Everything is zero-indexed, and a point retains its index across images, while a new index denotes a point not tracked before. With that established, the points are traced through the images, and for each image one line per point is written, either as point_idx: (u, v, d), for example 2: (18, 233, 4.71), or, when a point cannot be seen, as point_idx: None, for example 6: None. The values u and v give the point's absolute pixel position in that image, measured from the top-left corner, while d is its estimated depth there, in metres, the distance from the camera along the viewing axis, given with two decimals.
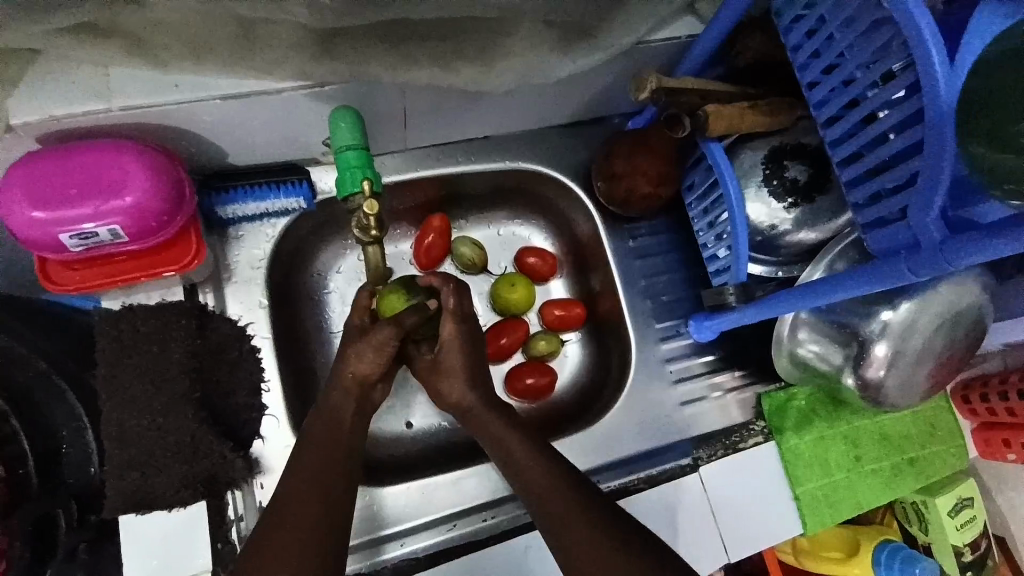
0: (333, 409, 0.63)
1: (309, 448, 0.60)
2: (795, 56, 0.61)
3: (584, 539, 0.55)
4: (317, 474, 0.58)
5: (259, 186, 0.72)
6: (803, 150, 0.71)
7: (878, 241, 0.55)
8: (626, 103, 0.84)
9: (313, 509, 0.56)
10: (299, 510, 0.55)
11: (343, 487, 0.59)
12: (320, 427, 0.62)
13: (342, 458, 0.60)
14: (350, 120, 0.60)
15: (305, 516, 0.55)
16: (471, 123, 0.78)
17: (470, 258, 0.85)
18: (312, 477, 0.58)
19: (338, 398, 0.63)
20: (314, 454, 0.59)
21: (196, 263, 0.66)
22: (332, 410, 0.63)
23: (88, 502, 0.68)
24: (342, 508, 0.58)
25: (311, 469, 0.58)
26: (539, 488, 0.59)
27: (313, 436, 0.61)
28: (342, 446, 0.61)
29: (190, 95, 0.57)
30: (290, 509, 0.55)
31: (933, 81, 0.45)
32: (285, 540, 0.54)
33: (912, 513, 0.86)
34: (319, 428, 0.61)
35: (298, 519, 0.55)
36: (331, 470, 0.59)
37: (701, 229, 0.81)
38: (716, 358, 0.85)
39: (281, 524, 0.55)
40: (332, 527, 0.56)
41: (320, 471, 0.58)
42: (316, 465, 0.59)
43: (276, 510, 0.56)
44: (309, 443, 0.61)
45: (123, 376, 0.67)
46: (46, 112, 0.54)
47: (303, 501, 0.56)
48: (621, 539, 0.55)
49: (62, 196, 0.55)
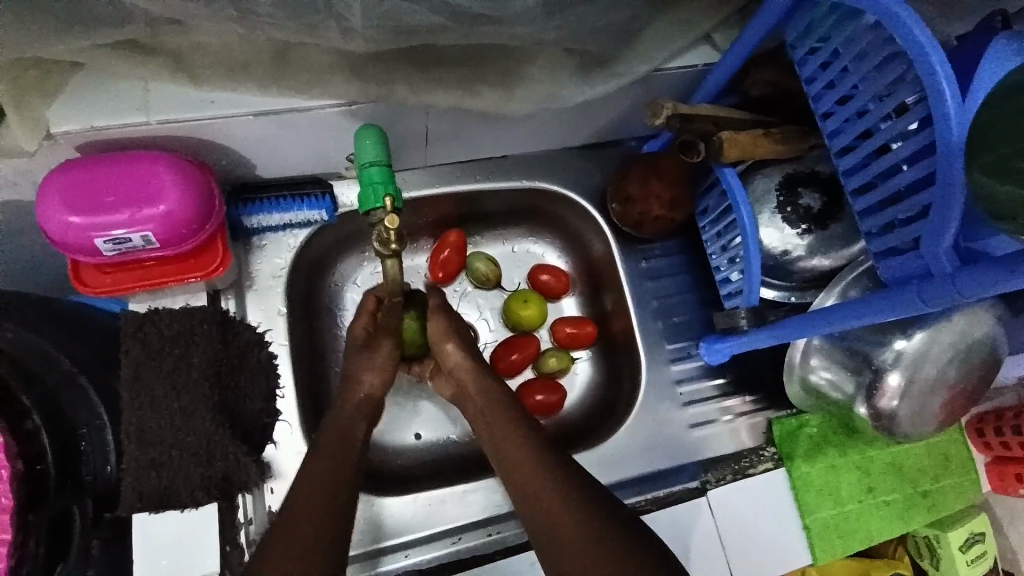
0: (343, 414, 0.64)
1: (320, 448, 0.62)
2: (809, 86, 0.62)
3: (590, 548, 0.53)
4: (326, 476, 0.59)
5: (284, 199, 0.74)
6: (816, 179, 0.72)
7: (891, 269, 0.55)
8: (642, 128, 0.85)
9: (320, 512, 0.56)
10: (310, 508, 0.56)
11: (349, 494, 0.60)
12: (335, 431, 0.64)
13: (343, 460, 0.61)
14: (375, 137, 0.63)
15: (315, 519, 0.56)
16: (489, 143, 0.80)
17: (484, 274, 0.87)
18: (319, 478, 0.59)
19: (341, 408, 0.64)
20: (323, 453, 0.61)
21: (222, 270, 0.68)
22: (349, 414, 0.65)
23: (106, 499, 0.70)
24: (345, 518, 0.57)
25: (321, 466, 0.60)
26: (543, 494, 0.58)
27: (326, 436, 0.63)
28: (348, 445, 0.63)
29: (225, 110, 0.59)
30: (298, 509, 0.56)
31: (944, 116, 0.46)
32: (292, 535, 0.54)
33: (924, 547, 0.84)
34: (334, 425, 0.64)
35: (302, 519, 0.55)
36: (332, 474, 0.60)
37: (714, 252, 0.82)
38: (727, 381, 0.85)
39: (288, 523, 0.55)
40: (335, 532, 0.55)
41: (332, 469, 0.60)
42: (325, 464, 0.60)
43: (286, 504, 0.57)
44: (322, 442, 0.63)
45: (148, 377, 0.70)
46: (86, 123, 0.57)
47: (312, 503, 0.57)
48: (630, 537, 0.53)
49: (99, 202, 0.58)
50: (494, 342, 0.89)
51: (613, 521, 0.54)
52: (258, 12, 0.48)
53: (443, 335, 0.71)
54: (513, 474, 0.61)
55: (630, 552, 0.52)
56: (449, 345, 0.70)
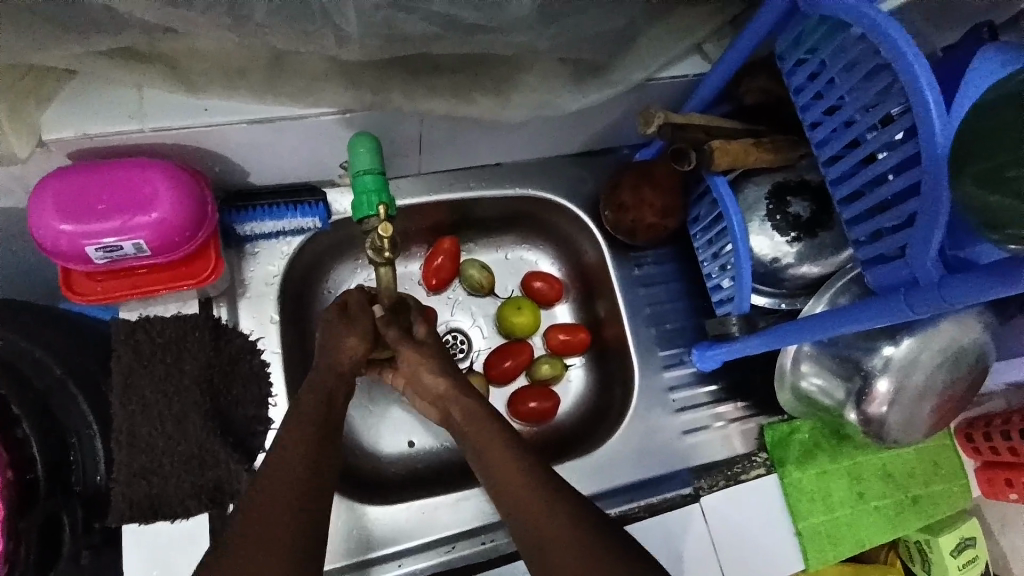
0: (336, 420, 0.64)
1: (291, 453, 0.58)
2: (798, 97, 0.63)
3: (569, 559, 0.54)
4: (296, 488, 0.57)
5: (277, 206, 0.74)
6: (806, 187, 0.73)
7: (879, 277, 0.56)
8: (634, 136, 0.86)
9: (292, 527, 0.55)
10: (281, 524, 0.54)
11: (330, 502, 0.58)
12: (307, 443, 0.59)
13: (321, 469, 0.59)
14: (370, 146, 0.63)
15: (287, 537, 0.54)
16: (484, 151, 0.81)
17: (477, 281, 0.87)
18: (292, 490, 0.57)
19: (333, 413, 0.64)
20: (295, 462, 0.58)
21: (214, 277, 0.68)
22: (336, 414, 0.64)
23: (95, 508, 0.69)
24: (317, 534, 0.56)
25: (292, 477, 0.57)
26: (528, 507, 0.58)
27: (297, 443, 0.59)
28: (324, 453, 0.60)
29: (220, 118, 0.59)
30: (265, 524, 0.54)
31: (929, 127, 0.47)
32: (258, 550, 0.53)
33: (916, 552, 0.84)
34: (307, 429, 0.60)
35: (271, 536, 0.54)
36: (304, 484, 0.57)
37: (705, 260, 0.82)
38: (719, 388, 0.85)
39: (255, 543, 0.53)
40: (305, 548, 0.54)
41: (309, 480, 0.58)
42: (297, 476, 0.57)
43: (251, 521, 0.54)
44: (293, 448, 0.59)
45: (139, 384, 0.69)
46: (78, 129, 0.57)
47: (279, 518, 0.55)
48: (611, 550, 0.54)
49: (92, 209, 0.58)
50: (487, 349, 0.90)
51: (597, 535, 0.55)
52: (254, 19, 0.48)
53: (419, 365, 0.67)
54: (500, 486, 0.60)
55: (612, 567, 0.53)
56: (425, 374, 0.67)
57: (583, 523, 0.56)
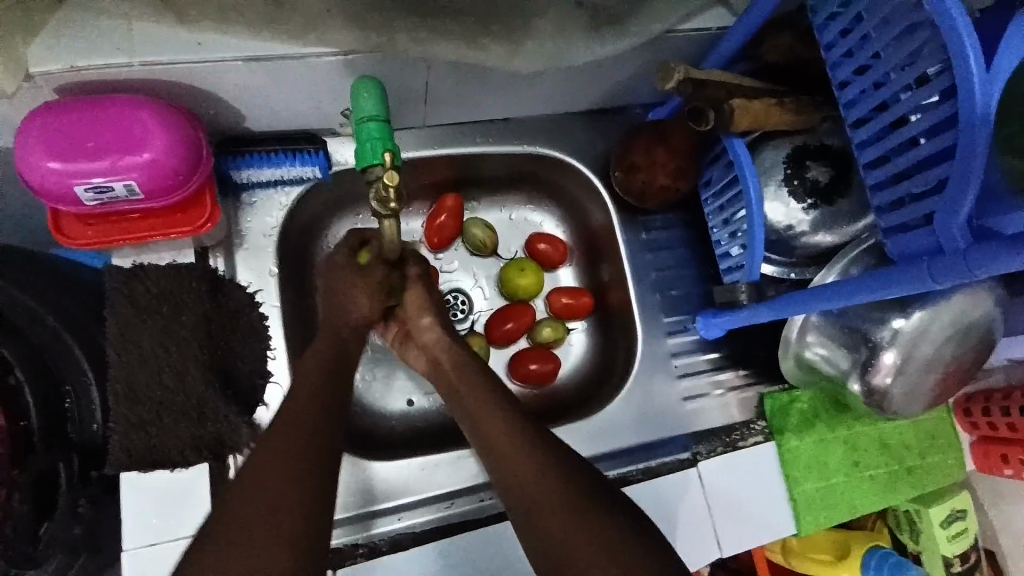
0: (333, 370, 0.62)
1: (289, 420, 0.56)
2: (827, 54, 0.60)
3: (555, 523, 0.54)
4: (290, 450, 0.54)
5: (274, 153, 0.71)
6: (826, 152, 0.70)
7: (900, 246, 0.54)
8: (648, 94, 0.83)
9: (290, 497, 0.51)
10: (266, 493, 0.51)
11: None
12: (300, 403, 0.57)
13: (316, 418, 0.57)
14: (374, 92, 0.60)
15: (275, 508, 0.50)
16: (491, 104, 0.77)
17: (481, 240, 0.86)
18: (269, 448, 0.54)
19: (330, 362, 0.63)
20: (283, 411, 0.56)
21: (210, 226, 0.66)
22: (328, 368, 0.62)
23: (94, 456, 0.68)
24: None
25: (285, 440, 0.54)
26: (518, 472, 0.57)
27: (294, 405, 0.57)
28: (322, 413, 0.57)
29: (214, 53, 0.56)
30: (250, 492, 0.51)
31: (968, 88, 0.45)
32: (251, 524, 0.49)
33: (905, 521, 0.86)
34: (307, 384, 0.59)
35: (252, 508, 0.50)
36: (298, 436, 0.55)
37: (715, 226, 0.81)
38: (720, 355, 0.85)
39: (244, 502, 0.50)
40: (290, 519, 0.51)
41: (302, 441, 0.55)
42: (285, 445, 0.54)
43: (238, 489, 0.51)
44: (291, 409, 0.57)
45: (137, 334, 0.68)
46: (67, 62, 0.53)
47: (268, 483, 0.51)
48: (603, 509, 0.54)
49: (81, 147, 0.55)
50: (489, 310, 0.88)
51: (588, 491, 0.55)
52: None
53: (422, 311, 0.68)
54: (493, 450, 0.60)
55: (603, 527, 0.53)
56: (427, 320, 0.69)
57: (573, 478, 0.56)
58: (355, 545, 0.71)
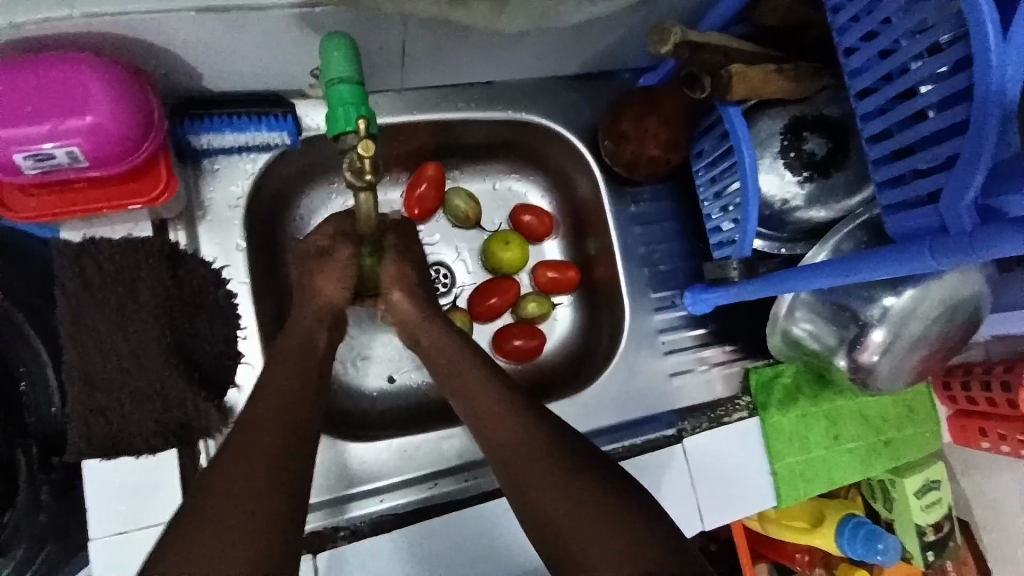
0: (304, 341, 0.58)
1: (263, 401, 0.53)
2: (834, 17, 0.56)
3: (552, 505, 0.51)
4: (268, 435, 0.51)
5: (238, 117, 0.65)
6: (824, 122, 0.67)
7: (901, 224, 0.52)
8: (640, 57, 0.79)
9: (260, 482, 0.48)
10: (242, 478, 0.48)
11: None
12: (269, 386, 0.54)
13: (293, 408, 0.53)
14: (344, 50, 0.54)
15: (248, 499, 0.46)
16: (474, 66, 0.72)
17: (463, 212, 0.82)
18: (244, 441, 0.50)
19: (299, 336, 0.59)
20: (262, 402, 0.53)
21: (166, 198, 0.60)
22: (299, 341, 0.58)
23: (52, 444, 0.66)
24: None
25: (266, 424, 0.51)
26: (514, 442, 0.55)
27: (261, 384, 0.54)
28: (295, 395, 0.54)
29: (160, 3, 0.49)
30: (224, 479, 0.48)
31: (986, 58, 0.43)
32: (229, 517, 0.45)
33: (879, 490, 0.88)
34: (277, 370, 0.55)
35: (223, 495, 0.47)
36: (277, 425, 0.51)
37: (706, 199, 0.78)
38: (707, 332, 0.84)
39: (218, 496, 0.47)
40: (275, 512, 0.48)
41: (284, 423, 0.52)
42: (255, 435, 0.50)
43: (211, 479, 0.48)
44: (261, 389, 0.54)
45: (89, 318, 0.64)
46: (4, 19, 0.46)
47: (248, 468, 0.48)
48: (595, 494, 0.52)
49: (17, 111, 0.50)
50: (472, 285, 0.85)
51: (588, 468, 0.53)
52: None
53: (394, 280, 0.62)
54: (484, 424, 0.57)
55: (597, 512, 0.50)
56: (398, 294, 0.63)
57: (565, 472, 0.53)
58: (336, 528, 0.70)
